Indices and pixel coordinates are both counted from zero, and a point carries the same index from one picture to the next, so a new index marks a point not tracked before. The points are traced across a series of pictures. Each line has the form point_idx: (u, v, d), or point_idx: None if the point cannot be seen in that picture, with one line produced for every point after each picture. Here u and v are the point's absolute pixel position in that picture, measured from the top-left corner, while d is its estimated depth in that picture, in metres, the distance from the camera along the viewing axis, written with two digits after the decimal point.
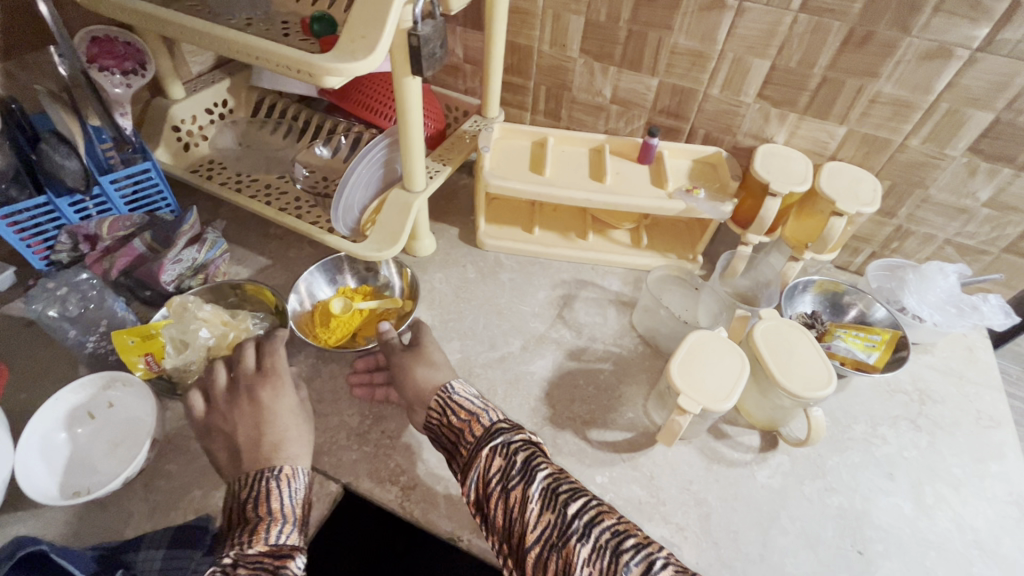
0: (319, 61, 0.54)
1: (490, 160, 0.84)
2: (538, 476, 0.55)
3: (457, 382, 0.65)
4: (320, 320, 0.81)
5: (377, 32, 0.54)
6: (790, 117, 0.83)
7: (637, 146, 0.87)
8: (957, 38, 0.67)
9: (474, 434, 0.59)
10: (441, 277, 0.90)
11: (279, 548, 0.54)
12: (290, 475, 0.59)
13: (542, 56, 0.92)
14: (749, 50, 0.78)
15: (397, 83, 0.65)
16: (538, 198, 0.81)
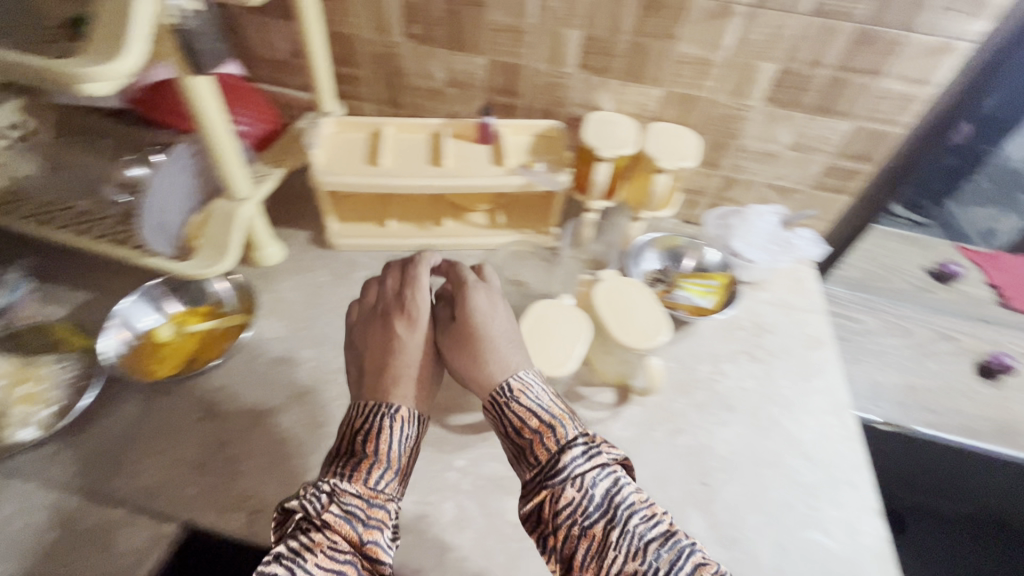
0: (75, 69, 0.43)
1: (323, 151, 0.73)
2: (596, 494, 0.46)
3: (519, 379, 0.55)
4: (154, 352, 0.63)
5: (126, 24, 0.45)
6: (797, 117, 0.72)
7: (525, 125, 0.79)
8: (957, 33, 0.60)
9: (555, 443, 0.50)
10: (290, 286, 0.74)
11: (375, 495, 0.49)
12: (407, 419, 0.54)
13: (534, 72, 0.77)
14: (756, 55, 0.67)
15: (185, 83, 0.56)
16: (380, 189, 0.71)
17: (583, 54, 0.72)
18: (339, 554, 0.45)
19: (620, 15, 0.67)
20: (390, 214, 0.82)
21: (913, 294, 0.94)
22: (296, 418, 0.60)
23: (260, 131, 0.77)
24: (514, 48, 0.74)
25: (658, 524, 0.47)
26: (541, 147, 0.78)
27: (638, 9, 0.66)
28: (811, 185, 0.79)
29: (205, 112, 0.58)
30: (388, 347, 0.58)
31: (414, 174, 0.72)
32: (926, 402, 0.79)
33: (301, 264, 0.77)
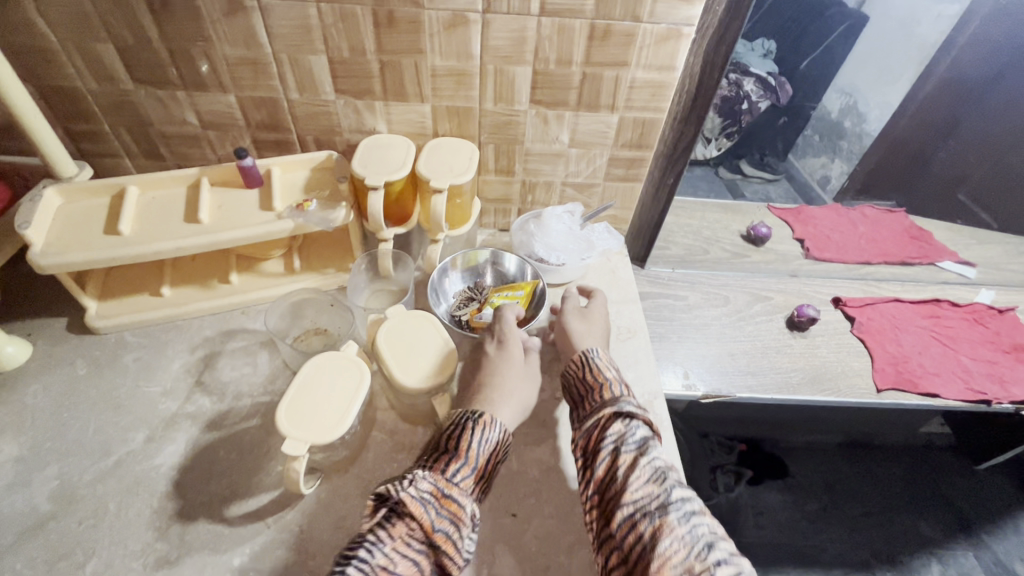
0: None
1: (49, 235, 0.63)
2: (639, 443, 0.49)
3: (601, 351, 0.62)
4: None
5: None
6: (567, 116, 0.72)
7: (298, 162, 0.72)
8: (683, 20, 0.62)
9: (601, 397, 0.55)
10: (38, 389, 0.63)
11: (451, 488, 0.47)
12: (489, 424, 0.52)
13: (292, 104, 0.71)
14: (506, 60, 0.66)
15: None
16: (120, 262, 0.62)
17: (336, 80, 0.68)
18: (414, 542, 0.44)
19: (358, 36, 0.63)
20: (164, 280, 0.73)
21: (727, 261, 0.99)
22: (31, 553, 0.50)
23: None
24: (262, 82, 0.68)
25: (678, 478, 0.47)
26: (319, 181, 0.72)
27: (373, 27, 0.62)
28: (603, 177, 0.80)
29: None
30: (479, 366, 0.62)
31: (160, 238, 0.63)
32: (744, 364, 0.82)
33: (53, 359, 0.66)
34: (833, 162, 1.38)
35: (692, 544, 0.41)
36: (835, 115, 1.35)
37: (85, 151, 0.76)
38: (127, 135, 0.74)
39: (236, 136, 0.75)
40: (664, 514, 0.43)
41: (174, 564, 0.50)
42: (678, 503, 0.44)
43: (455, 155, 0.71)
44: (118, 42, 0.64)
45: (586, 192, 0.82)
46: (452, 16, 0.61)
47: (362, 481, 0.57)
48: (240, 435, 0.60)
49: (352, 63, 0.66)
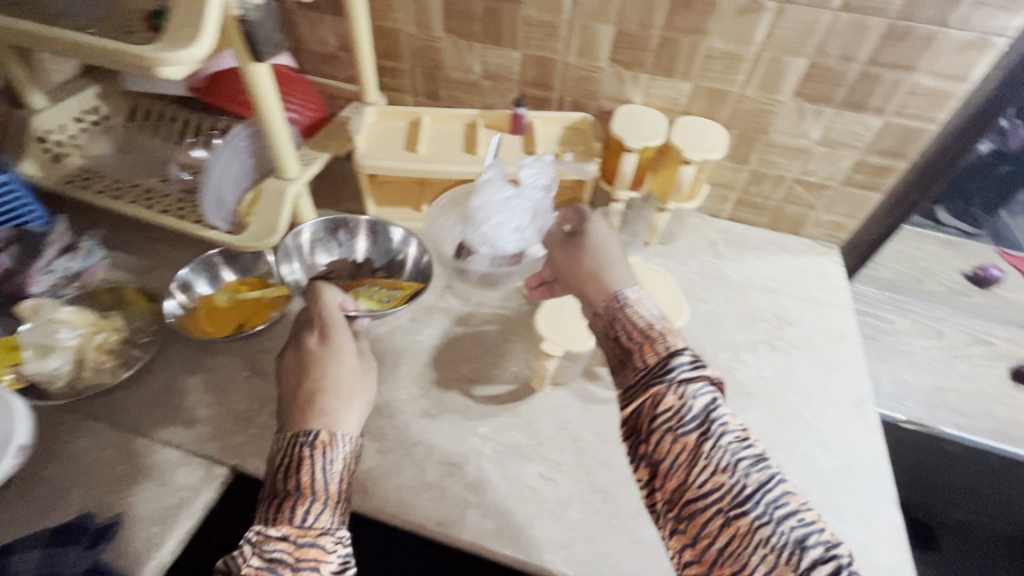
0: (149, 53, 0.51)
1: (365, 143, 0.78)
2: (716, 430, 0.42)
3: (632, 292, 0.52)
4: (206, 315, 0.69)
5: (202, 21, 0.51)
6: (826, 113, 0.73)
7: (555, 119, 0.82)
8: (995, 29, 0.60)
9: (648, 357, 0.46)
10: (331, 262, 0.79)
11: (303, 533, 0.45)
12: (326, 446, 0.48)
13: (566, 67, 0.80)
14: (786, 50, 0.68)
15: (245, 72, 0.61)
16: (414, 175, 0.76)
17: (615, 49, 0.75)
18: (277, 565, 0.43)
19: (652, 11, 0.70)
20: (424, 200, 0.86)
21: (945, 298, 0.92)
22: None
23: (307, 120, 0.84)
24: (549, 43, 0.78)
25: (755, 454, 0.42)
26: (571, 138, 0.81)
27: (668, 4, 0.69)
28: (841, 181, 0.79)
29: (265, 100, 0.64)
30: (302, 365, 0.54)
31: (447, 161, 0.76)
32: (954, 403, 0.78)
33: None
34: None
35: (778, 553, 0.37)
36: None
37: (381, 85, 0.93)
38: (418, 75, 0.89)
39: (505, 90, 0.86)
40: (741, 510, 0.39)
41: (434, 417, 0.62)
42: (756, 495, 0.40)
43: (703, 132, 0.75)
44: None
45: (816, 193, 0.82)
46: (748, 2, 0.66)
47: (582, 399, 0.64)
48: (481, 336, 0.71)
49: (634, 35, 0.73)
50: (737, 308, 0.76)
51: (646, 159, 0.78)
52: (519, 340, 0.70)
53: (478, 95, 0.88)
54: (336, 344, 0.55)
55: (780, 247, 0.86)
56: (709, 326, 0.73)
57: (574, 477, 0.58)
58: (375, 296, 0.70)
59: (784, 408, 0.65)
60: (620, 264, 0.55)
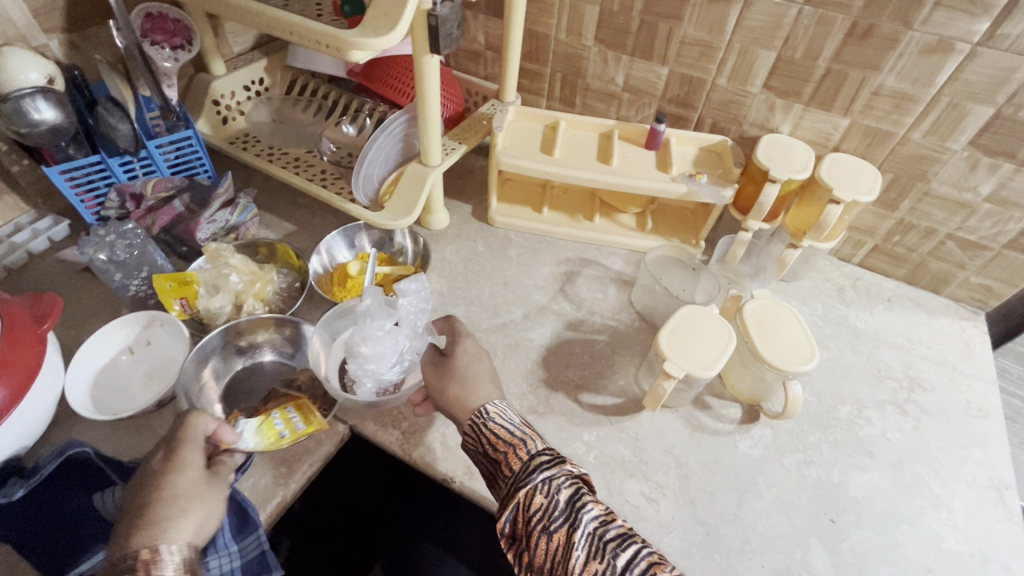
0: (346, 36, 0.56)
1: (503, 140, 0.81)
2: (583, 518, 0.46)
3: (493, 406, 0.54)
4: (337, 280, 0.73)
5: (399, 10, 0.55)
6: (1004, 168, 0.67)
7: (693, 138, 0.81)
8: None
9: (513, 468, 0.49)
10: (452, 249, 0.83)
11: None
12: (153, 561, 0.42)
13: (714, 88, 0.78)
14: (970, 96, 0.64)
15: (417, 61, 0.65)
16: (546, 176, 0.77)
17: (771, 76, 0.73)
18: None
19: (823, 41, 0.67)
20: (544, 204, 0.87)
21: None
22: None
23: (448, 112, 0.88)
24: (701, 63, 0.77)
25: (620, 529, 0.47)
26: (707, 160, 0.80)
27: (843, 36, 0.66)
28: (1004, 244, 0.72)
29: (428, 91, 0.68)
30: (140, 484, 0.47)
31: (580, 168, 0.77)
32: None
33: (463, 231, 0.86)
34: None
35: None
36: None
37: (520, 86, 0.95)
38: (558, 80, 0.91)
39: (644, 104, 0.86)
40: None
41: (540, 415, 0.63)
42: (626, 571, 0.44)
43: (855, 171, 0.72)
44: (607, 8, 0.78)
45: (971, 252, 0.75)
46: (936, 42, 0.62)
47: (690, 425, 0.63)
48: (591, 344, 0.71)
49: (796, 64, 0.71)
50: (864, 361, 0.72)
51: (786, 191, 0.75)
52: (630, 354, 0.70)
53: (615, 105, 0.88)
54: (179, 457, 0.49)
55: (916, 304, 0.80)
56: (831, 375, 0.69)
57: (676, 503, 0.57)
58: (275, 424, 0.59)
59: (912, 476, 0.60)
60: (481, 377, 0.58)
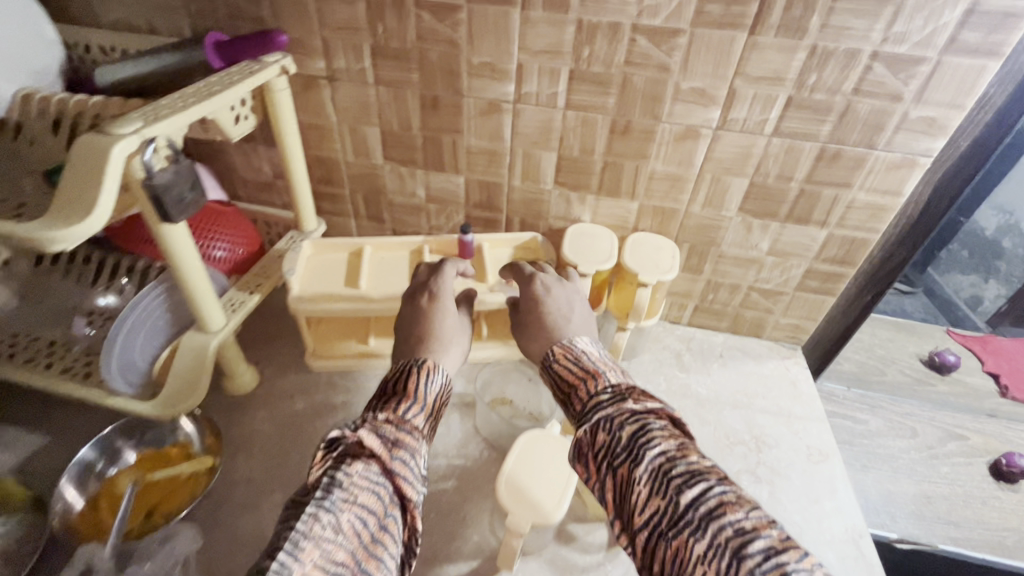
0: (23, 231, 0.44)
1: (301, 281, 0.73)
2: (647, 455, 0.41)
3: (569, 341, 0.56)
4: (106, 504, 0.59)
5: (94, 190, 0.45)
6: (772, 226, 0.73)
7: (507, 240, 0.79)
8: (921, 151, 0.62)
9: (583, 392, 0.49)
10: (266, 416, 0.71)
11: (404, 424, 0.47)
12: (430, 369, 0.54)
13: (512, 190, 0.78)
14: (726, 171, 0.69)
15: (153, 229, 0.54)
16: (356, 315, 0.70)
17: (558, 173, 0.75)
18: (372, 477, 0.42)
19: (593, 138, 0.70)
20: (369, 335, 0.75)
21: (909, 388, 0.91)
22: None
23: (239, 256, 0.76)
24: (492, 169, 0.76)
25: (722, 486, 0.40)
26: (524, 258, 0.78)
27: (608, 133, 0.69)
28: (795, 287, 0.79)
29: (183, 257, 0.57)
30: (407, 313, 0.63)
31: (393, 297, 0.71)
32: (943, 513, 0.74)
33: (277, 389, 0.74)
34: (986, 283, 1.00)
35: (758, 525, 0.37)
36: (990, 235, 0.91)
37: (323, 210, 0.89)
38: (360, 200, 0.86)
39: (452, 212, 0.83)
40: (681, 533, 0.38)
41: None
42: (701, 514, 0.38)
43: (656, 250, 0.74)
44: (387, 129, 0.76)
45: (773, 298, 0.81)
46: (684, 130, 0.66)
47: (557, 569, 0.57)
48: (437, 497, 0.63)
49: (577, 160, 0.73)
50: (710, 432, 0.72)
51: (602, 278, 0.75)
52: (482, 496, 0.63)
53: (424, 216, 0.85)
54: (442, 302, 0.63)
55: (744, 353, 0.84)
56: None
57: None
58: None
59: None
60: (563, 314, 0.60)
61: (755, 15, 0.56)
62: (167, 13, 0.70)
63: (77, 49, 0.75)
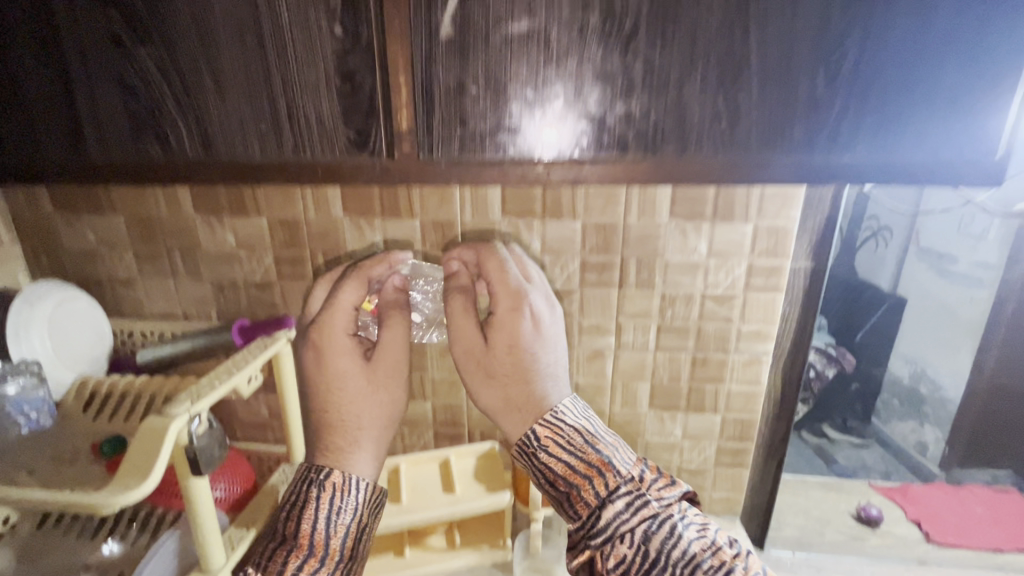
0: (93, 499, 0.58)
1: None
2: (665, 553, 0.60)
3: (553, 429, 0.69)
4: None
5: (151, 461, 0.60)
6: (679, 416, 0.92)
7: (472, 450, 0.93)
8: (760, 352, 0.86)
9: (594, 499, 0.63)
10: None
11: (313, 552, 0.68)
12: (335, 493, 0.71)
13: (471, 409, 0.96)
14: (631, 378, 0.90)
15: (182, 483, 0.67)
16: None
17: None
18: None
19: None
20: None
21: (846, 545, 1.01)
22: None
23: (235, 494, 0.87)
24: (454, 395, 0.95)
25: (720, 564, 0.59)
26: (486, 467, 0.91)
27: None
28: (713, 464, 0.94)
29: (201, 508, 0.68)
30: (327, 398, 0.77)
31: None
32: None
33: None
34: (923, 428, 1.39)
35: None
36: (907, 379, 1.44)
37: None
38: None
39: (421, 431, 0.98)
40: None
41: None
42: None
43: None
44: None
45: (699, 476, 0.95)
46: (593, 353, 0.89)
47: None
48: None
49: None
50: None
51: None
52: None
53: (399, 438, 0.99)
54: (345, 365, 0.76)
55: None
56: None
57: None
58: None
59: None
60: (554, 366, 0.75)
61: (619, 278, 0.84)
62: (201, 305, 0.94)
63: (121, 334, 0.93)
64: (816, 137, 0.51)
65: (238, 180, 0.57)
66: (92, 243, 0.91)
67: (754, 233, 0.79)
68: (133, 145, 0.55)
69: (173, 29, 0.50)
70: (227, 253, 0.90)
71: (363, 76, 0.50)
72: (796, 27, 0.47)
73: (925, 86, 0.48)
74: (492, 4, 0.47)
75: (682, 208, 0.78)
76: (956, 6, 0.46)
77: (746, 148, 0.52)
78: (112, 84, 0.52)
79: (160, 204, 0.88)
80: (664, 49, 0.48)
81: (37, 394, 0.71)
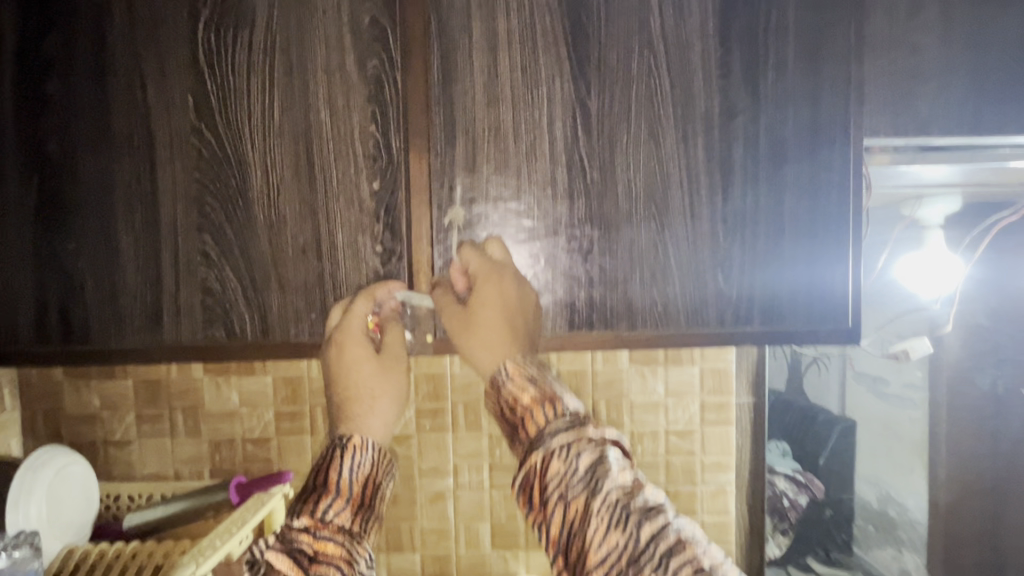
0: None
1: None
2: (606, 489, 0.47)
3: (511, 363, 0.55)
4: None
5: None
6: None
7: None
8: (723, 481, 0.95)
9: (526, 429, 0.51)
10: None
11: (321, 524, 0.54)
12: (355, 449, 0.56)
13: (459, 557, 0.97)
14: None
15: None
16: None
17: (494, 538, 0.97)
18: None
19: (513, 507, 0.96)
20: None
21: None
22: None
23: None
24: (442, 544, 0.97)
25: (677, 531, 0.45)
26: None
27: None
28: None
29: None
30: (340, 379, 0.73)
31: None
32: None
33: None
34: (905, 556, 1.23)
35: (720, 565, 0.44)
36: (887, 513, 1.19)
37: None
38: None
39: None
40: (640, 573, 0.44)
41: None
42: (653, 548, 0.45)
43: None
44: None
45: None
46: None
47: None
48: None
49: (504, 525, 0.96)
50: None
51: None
52: None
53: None
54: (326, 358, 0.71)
55: None
56: None
57: None
58: None
59: None
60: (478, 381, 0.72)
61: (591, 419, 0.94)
62: (194, 463, 0.96)
63: (106, 498, 0.93)
64: (724, 307, 0.59)
65: (289, 360, 0.58)
66: (94, 407, 0.95)
67: (700, 374, 0.94)
68: (189, 334, 0.58)
69: (245, 233, 0.57)
70: (228, 410, 0.95)
71: (396, 271, 0.58)
72: (700, 232, 0.58)
73: (835, 237, 0.59)
74: (492, 229, 0.58)
75: (638, 356, 0.93)
76: (838, 185, 0.59)
77: (682, 329, 0.59)
78: (175, 283, 0.57)
79: (171, 368, 0.95)
80: (620, 254, 0.58)
81: (31, 565, 0.69)
